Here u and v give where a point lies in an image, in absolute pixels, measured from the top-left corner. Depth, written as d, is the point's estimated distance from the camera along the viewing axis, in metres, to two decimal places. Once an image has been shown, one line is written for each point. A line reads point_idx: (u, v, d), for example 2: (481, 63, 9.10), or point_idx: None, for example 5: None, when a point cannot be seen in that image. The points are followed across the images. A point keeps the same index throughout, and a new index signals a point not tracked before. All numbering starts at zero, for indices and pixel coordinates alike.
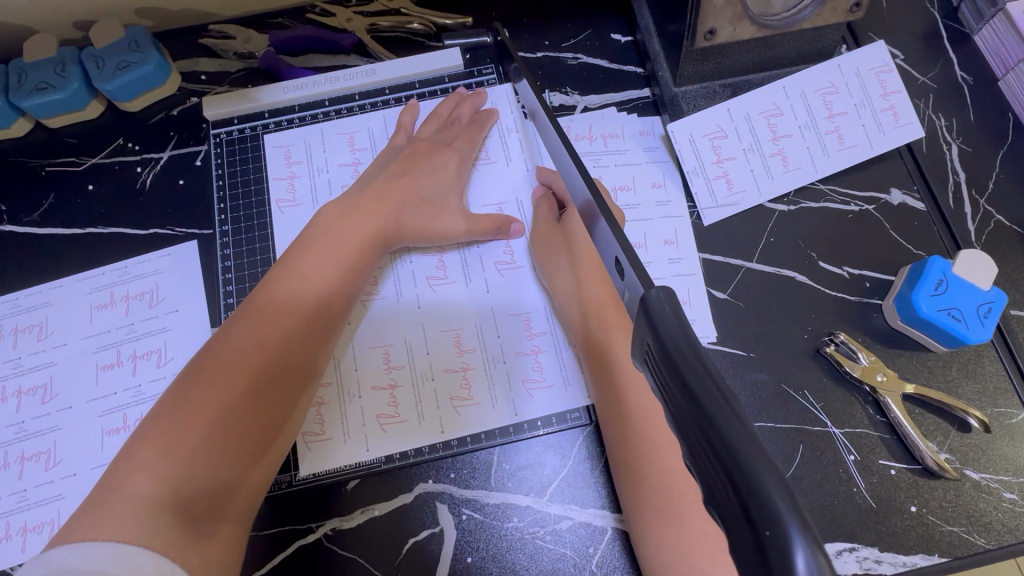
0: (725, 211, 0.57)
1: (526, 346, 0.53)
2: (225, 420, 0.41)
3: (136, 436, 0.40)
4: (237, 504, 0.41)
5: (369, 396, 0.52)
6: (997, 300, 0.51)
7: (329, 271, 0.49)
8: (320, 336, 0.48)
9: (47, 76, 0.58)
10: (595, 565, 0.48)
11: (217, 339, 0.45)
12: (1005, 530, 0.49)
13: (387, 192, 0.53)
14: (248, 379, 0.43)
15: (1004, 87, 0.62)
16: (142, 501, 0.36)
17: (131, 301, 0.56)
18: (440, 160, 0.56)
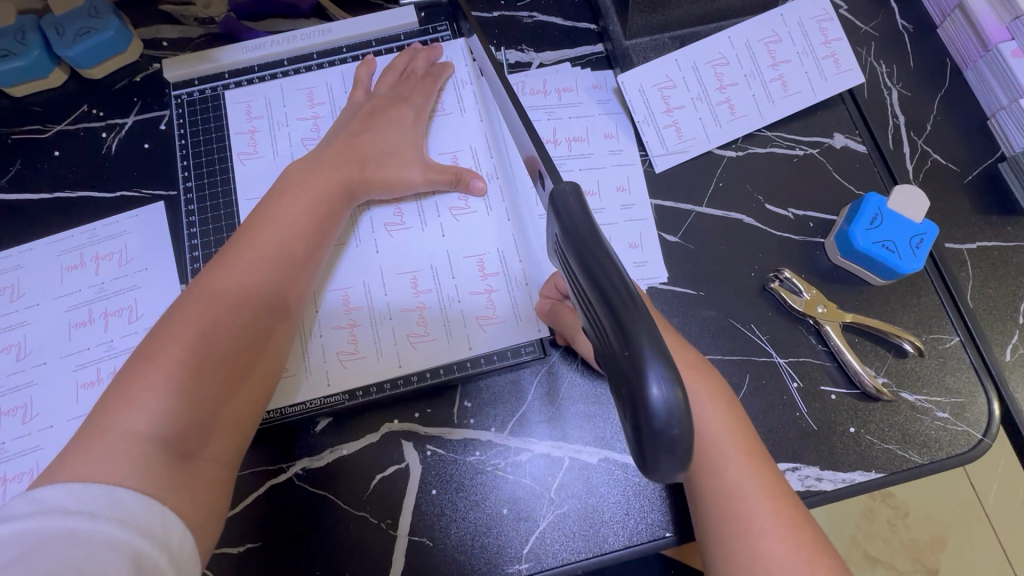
0: (675, 158, 0.59)
1: (480, 286, 0.55)
2: (211, 362, 0.41)
3: (120, 379, 0.39)
4: (227, 445, 0.42)
5: (330, 335, 0.54)
6: (930, 230, 0.53)
7: (302, 220, 0.49)
8: (297, 283, 0.48)
9: (8, 43, 0.59)
10: (553, 491, 0.51)
11: (193, 288, 0.44)
12: (937, 446, 0.52)
13: (350, 149, 0.54)
14: (232, 324, 0.43)
15: (942, 34, 0.64)
16: (135, 440, 0.37)
17: (101, 261, 0.57)
18: (396, 116, 0.57)
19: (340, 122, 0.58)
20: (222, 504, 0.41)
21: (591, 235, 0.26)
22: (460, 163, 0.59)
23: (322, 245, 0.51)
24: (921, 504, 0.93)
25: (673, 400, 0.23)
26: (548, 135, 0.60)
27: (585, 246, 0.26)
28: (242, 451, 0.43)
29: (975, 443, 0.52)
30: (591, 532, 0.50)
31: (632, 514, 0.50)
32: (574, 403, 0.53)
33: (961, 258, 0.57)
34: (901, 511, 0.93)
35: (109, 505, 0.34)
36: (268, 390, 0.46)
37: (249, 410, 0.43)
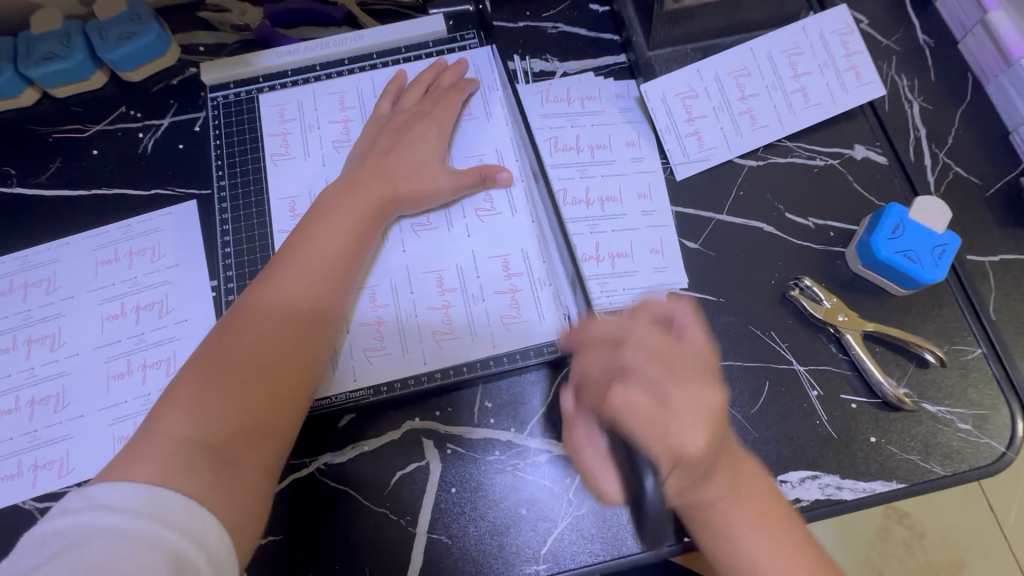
0: (696, 167, 0.60)
1: (504, 286, 0.56)
2: (252, 376, 0.44)
3: (171, 391, 0.43)
4: (268, 451, 0.43)
5: (355, 331, 0.55)
6: (952, 242, 0.53)
7: (335, 239, 0.51)
8: (334, 299, 0.50)
9: (54, 46, 0.62)
10: (572, 493, 0.51)
11: (238, 307, 0.47)
12: (960, 458, 0.52)
13: (381, 170, 0.56)
14: (271, 341, 0.45)
15: (964, 49, 0.64)
16: (182, 445, 0.40)
17: (135, 258, 0.59)
18: (422, 129, 0.59)
19: (371, 135, 0.59)
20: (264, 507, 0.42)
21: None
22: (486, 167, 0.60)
23: (357, 263, 0.53)
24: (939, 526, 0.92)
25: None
26: (570, 143, 0.61)
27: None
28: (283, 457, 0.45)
29: (998, 456, 0.52)
30: (610, 534, 0.50)
31: None
32: None
33: (983, 271, 0.57)
34: (917, 532, 0.92)
35: (152, 504, 0.35)
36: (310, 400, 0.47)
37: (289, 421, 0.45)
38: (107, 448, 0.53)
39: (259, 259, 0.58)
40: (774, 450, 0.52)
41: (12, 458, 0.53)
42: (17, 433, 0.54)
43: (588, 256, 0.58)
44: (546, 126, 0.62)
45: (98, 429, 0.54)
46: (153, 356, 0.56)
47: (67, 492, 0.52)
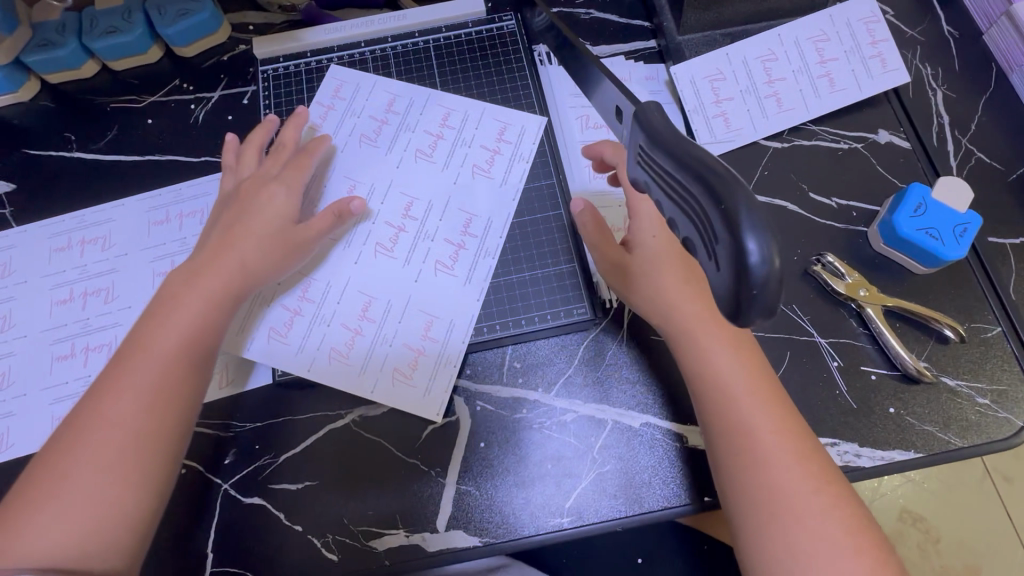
0: (722, 146, 0.62)
1: (424, 312, 0.57)
2: (92, 483, 0.44)
3: (16, 494, 0.44)
4: (125, 551, 0.44)
5: (338, 328, 0.57)
6: (974, 221, 0.55)
7: (179, 331, 0.50)
8: (185, 390, 0.48)
9: (115, 21, 0.66)
10: (596, 451, 0.53)
11: (77, 414, 0.46)
12: (978, 431, 0.53)
13: (225, 246, 0.54)
14: (113, 445, 0.45)
15: (988, 41, 0.66)
16: (29, 558, 0.41)
17: (184, 221, 0.63)
18: (267, 194, 0.57)
19: (220, 207, 0.58)
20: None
21: (676, 137, 0.26)
22: (507, 135, 0.63)
23: (209, 349, 0.51)
24: (955, 531, 0.96)
25: (770, 261, 0.22)
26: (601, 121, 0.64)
27: (673, 150, 0.26)
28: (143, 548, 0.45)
29: (1017, 430, 0.53)
30: (632, 491, 0.52)
31: (672, 480, 0.52)
32: (620, 369, 0.55)
33: (1004, 253, 0.58)
34: (933, 538, 0.96)
35: None
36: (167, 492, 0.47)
37: (139, 520, 0.45)
38: None
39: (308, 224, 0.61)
40: None
41: (67, 401, 0.56)
42: (72, 378, 0.57)
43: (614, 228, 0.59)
44: (577, 106, 0.64)
45: None
46: None
47: None
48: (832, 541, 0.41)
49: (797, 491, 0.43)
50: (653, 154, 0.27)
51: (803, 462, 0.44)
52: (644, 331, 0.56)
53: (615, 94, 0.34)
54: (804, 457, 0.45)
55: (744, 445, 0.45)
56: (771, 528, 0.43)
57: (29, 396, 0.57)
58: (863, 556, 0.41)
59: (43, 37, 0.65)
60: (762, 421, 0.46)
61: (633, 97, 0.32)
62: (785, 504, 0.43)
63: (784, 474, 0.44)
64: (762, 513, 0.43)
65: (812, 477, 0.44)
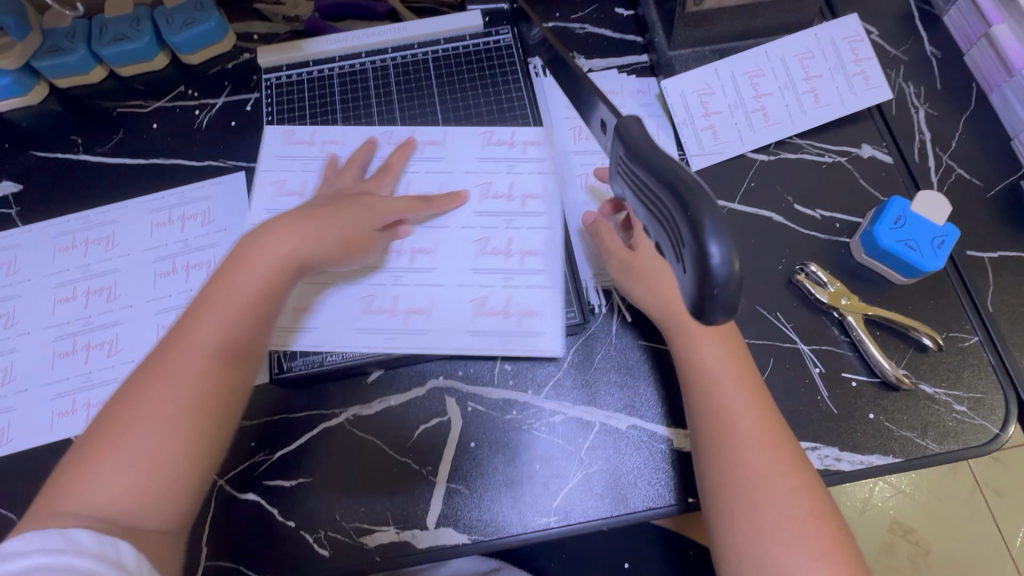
0: (710, 159, 0.64)
1: (411, 326, 0.57)
2: (149, 443, 0.44)
3: (77, 450, 0.45)
4: (173, 512, 0.45)
5: (389, 303, 0.58)
6: (951, 233, 0.57)
7: (240, 302, 0.49)
8: (242, 359, 0.49)
9: (125, 29, 0.68)
10: (584, 452, 0.55)
11: (143, 372, 0.47)
12: (954, 437, 0.54)
13: (302, 221, 0.53)
14: (169, 408, 0.45)
15: (969, 61, 0.68)
16: (81, 513, 0.41)
17: (280, 195, 0.63)
18: (366, 201, 0.57)
19: (321, 200, 0.58)
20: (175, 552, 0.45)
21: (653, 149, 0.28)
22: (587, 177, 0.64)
23: (268, 320, 0.51)
24: (944, 544, 0.97)
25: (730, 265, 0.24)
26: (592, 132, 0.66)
27: (649, 161, 0.28)
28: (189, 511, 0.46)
29: (992, 437, 0.54)
30: (618, 492, 0.53)
31: (657, 481, 0.53)
32: (607, 372, 0.57)
33: (982, 265, 0.60)
34: (923, 549, 0.97)
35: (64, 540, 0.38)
36: (216, 458, 0.48)
37: (188, 483, 0.45)
38: None
39: None
40: None
41: (67, 396, 0.58)
42: (73, 375, 0.58)
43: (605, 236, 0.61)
44: (570, 117, 0.67)
45: None
46: None
47: None
48: (799, 515, 0.45)
49: (770, 471, 0.46)
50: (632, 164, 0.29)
51: (776, 445, 0.48)
52: (632, 336, 0.58)
53: (597, 106, 0.37)
54: (777, 441, 0.48)
55: (725, 428, 0.48)
56: (746, 508, 0.46)
57: (31, 391, 0.58)
58: (825, 528, 0.45)
59: (54, 43, 0.67)
60: (741, 407, 0.49)
61: (616, 110, 0.34)
62: (758, 485, 0.46)
63: (761, 457, 0.47)
64: (741, 491, 0.46)
65: (783, 458, 0.47)
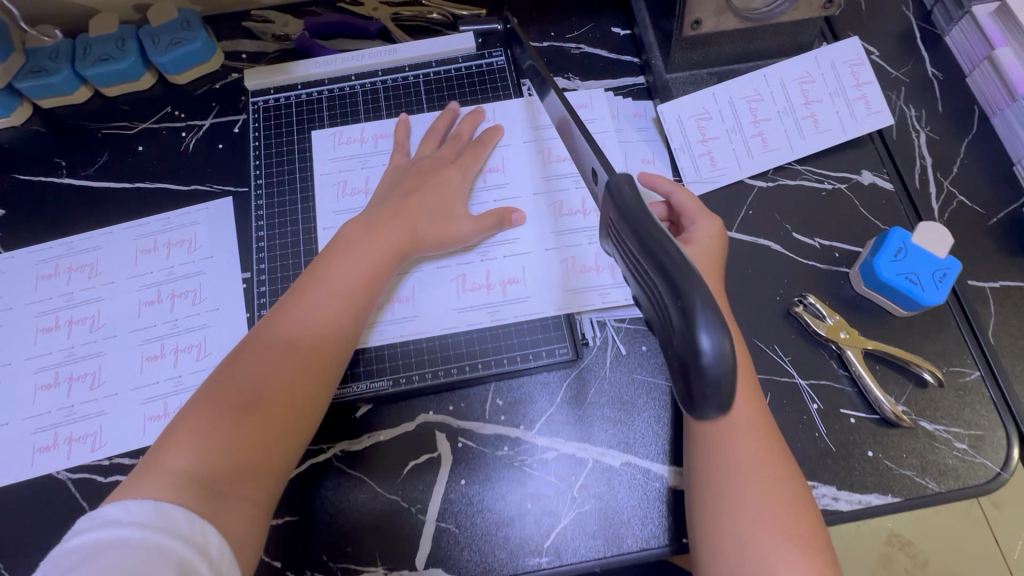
0: (708, 185, 0.63)
1: (510, 297, 0.59)
2: (256, 407, 0.45)
3: (183, 413, 0.45)
4: (262, 485, 0.44)
5: (463, 285, 0.59)
6: (952, 266, 0.56)
7: (350, 282, 0.52)
8: (347, 337, 0.51)
9: (109, 49, 0.66)
10: (577, 490, 0.53)
11: (254, 342, 0.49)
12: (954, 476, 0.53)
13: (401, 211, 0.57)
14: (267, 381, 0.46)
15: (971, 83, 0.67)
16: (178, 475, 0.41)
17: (345, 195, 0.63)
18: (444, 176, 0.60)
19: (395, 177, 0.61)
20: (258, 531, 0.44)
21: (647, 219, 0.28)
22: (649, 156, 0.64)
23: (371, 302, 0.54)
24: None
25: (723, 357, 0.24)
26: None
27: (643, 231, 0.28)
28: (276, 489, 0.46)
29: (993, 476, 0.53)
30: (611, 533, 0.52)
31: (651, 522, 0.52)
32: (601, 407, 0.56)
33: (984, 297, 0.59)
34: None
35: (157, 516, 0.39)
36: (305, 438, 0.48)
37: (279, 458, 0.46)
38: (138, 426, 0.56)
39: (292, 264, 0.61)
40: None
41: (49, 431, 0.56)
42: (54, 408, 0.57)
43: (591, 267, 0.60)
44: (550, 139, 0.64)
45: (131, 408, 0.57)
46: (185, 342, 0.59)
47: (97, 466, 0.55)
48: (783, 508, 0.44)
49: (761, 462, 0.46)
50: (625, 230, 0.29)
51: (768, 439, 0.47)
52: (626, 371, 0.57)
53: (590, 156, 0.37)
54: (769, 434, 0.48)
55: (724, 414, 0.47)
56: (732, 496, 0.45)
57: (12, 425, 0.57)
58: (806, 523, 0.44)
59: (37, 64, 0.66)
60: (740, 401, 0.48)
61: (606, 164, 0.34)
62: (744, 483, 0.45)
63: (751, 451, 0.46)
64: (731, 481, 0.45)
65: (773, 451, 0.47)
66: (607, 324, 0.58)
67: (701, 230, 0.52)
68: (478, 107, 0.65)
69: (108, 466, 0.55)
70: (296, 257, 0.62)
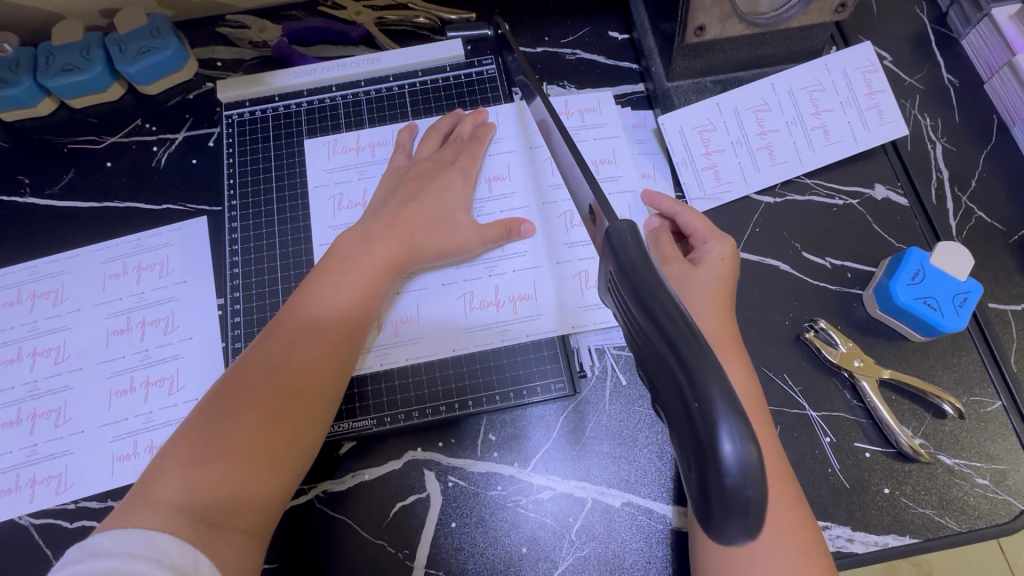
0: (712, 202, 0.59)
1: (520, 315, 0.55)
2: (255, 430, 0.42)
3: (172, 441, 0.42)
4: (259, 517, 0.41)
5: (465, 302, 0.56)
6: (973, 290, 0.52)
7: (349, 293, 0.49)
8: (349, 351, 0.48)
9: (73, 58, 0.62)
10: (575, 533, 0.50)
11: (249, 359, 0.45)
12: (976, 514, 0.50)
13: (399, 220, 0.53)
14: (263, 401, 0.43)
15: (990, 91, 0.63)
16: (168, 507, 0.38)
17: (341, 209, 0.59)
18: (445, 180, 0.57)
19: (391, 183, 0.57)
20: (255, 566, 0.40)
21: (651, 279, 0.25)
22: (646, 168, 0.61)
23: (371, 314, 0.50)
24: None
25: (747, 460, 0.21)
26: (605, 155, 0.60)
27: (648, 295, 0.25)
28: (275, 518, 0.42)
29: (1016, 514, 0.50)
30: None
31: (654, 566, 0.49)
32: (600, 442, 0.52)
33: (1005, 320, 0.56)
34: None
35: (148, 546, 0.35)
36: (305, 461, 0.44)
37: (278, 483, 0.42)
38: (106, 466, 0.53)
39: (267, 292, 0.57)
40: None
41: (11, 472, 0.53)
42: (16, 448, 0.53)
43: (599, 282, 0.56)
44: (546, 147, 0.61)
45: (99, 447, 0.53)
46: (156, 374, 0.56)
47: (62, 510, 0.52)
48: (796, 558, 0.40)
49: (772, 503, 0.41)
50: (625, 289, 0.26)
51: (781, 480, 0.42)
52: (626, 404, 0.53)
53: (587, 191, 0.35)
54: (783, 474, 0.43)
55: None
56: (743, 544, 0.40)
57: None
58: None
59: None
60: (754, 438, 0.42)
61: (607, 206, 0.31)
62: None
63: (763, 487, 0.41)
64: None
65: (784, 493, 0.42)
66: (607, 352, 0.55)
67: (714, 251, 0.49)
68: (482, 108, 0.61)
69: (75, 510, 0.52)
70: (274, 283, 0.58)
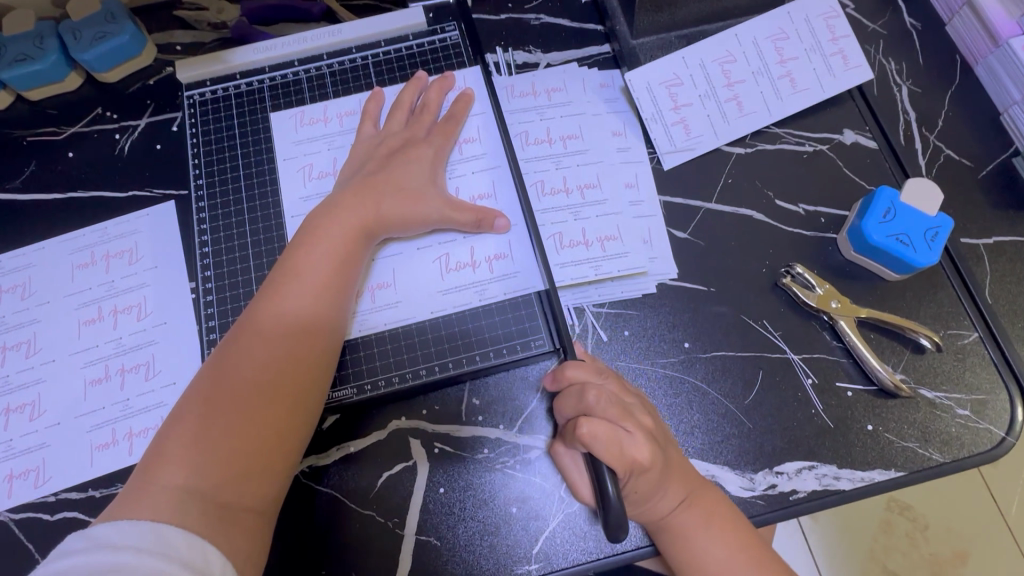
0: (684, 155, 0.59)
1: (497, 274, 0.55)
2: (249, 411, 0.43)
3: (166, 428, 0.43)
4: (264, 491, 0.43)
5: (439, 267, 0.55)
6: (944, 224, 0.53)
7: (324, 269, 0.49)
8: (331, 326, 0.49)
9: (27, 48, 0.60)
10: (564, 490, 0.50)
11: (231, 345, 0.46)
12: (958, 444, 0.50)
13: (367, 189, 0.53)
14: (256, 383, 0.44)
15: (951, 32, 0.64)
16: (178, 492, 0.40)
17: (312, 179, 0.59)
18: (415, 154, 0.56)
19: (361, 155, 0.57)
20: (263, 541, 0.43)
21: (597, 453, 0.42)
22: (618, 129, 0.60)
23: (350, 285, 0.51)
24: (943, 518, 0.90)
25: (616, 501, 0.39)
26: (571, 131, 0.60)
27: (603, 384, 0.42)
28: (281, 490, 0.44)
29: (998, 442, 0.50)
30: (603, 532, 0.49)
31: None
32: None
33: (978, 254, 0.56)
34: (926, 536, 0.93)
35: (153, 539, 0.37)
36: (304, 434, 0.46)
37: (281, 459, 0.44)
38: (85, 456, 0.52)
39: (240, 270, 0.57)
40: (769, 441, 0.51)
41: None
42: None
43: (575, 242, 0.56)
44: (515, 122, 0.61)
45: (77, 436, 0.53)
46: (131, 361, 0.55)
47: (42, 502, 0.51)
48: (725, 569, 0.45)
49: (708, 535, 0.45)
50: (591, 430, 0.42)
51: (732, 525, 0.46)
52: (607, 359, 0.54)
53: None
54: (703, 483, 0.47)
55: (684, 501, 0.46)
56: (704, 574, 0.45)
57: None
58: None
59: None
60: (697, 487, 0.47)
61: None
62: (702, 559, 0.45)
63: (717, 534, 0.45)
64: (674, 542, 0.46)
65: (714, 511, 0.46)
66: (586, 310, 0.55)
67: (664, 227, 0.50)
68: (448, 74, 0.61)
69: (55, 502, 0.51)
70: (246, 262, 0.57)
